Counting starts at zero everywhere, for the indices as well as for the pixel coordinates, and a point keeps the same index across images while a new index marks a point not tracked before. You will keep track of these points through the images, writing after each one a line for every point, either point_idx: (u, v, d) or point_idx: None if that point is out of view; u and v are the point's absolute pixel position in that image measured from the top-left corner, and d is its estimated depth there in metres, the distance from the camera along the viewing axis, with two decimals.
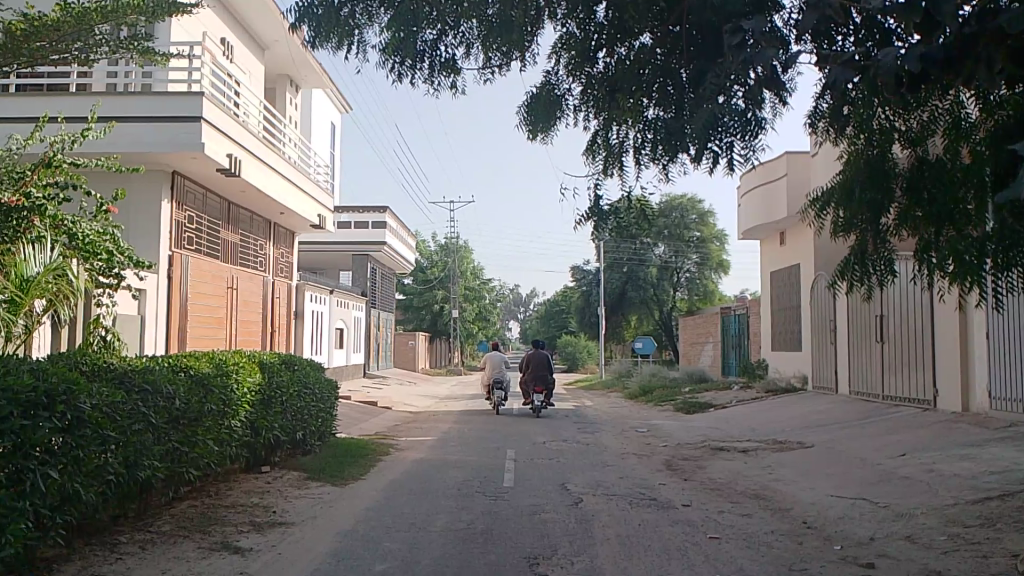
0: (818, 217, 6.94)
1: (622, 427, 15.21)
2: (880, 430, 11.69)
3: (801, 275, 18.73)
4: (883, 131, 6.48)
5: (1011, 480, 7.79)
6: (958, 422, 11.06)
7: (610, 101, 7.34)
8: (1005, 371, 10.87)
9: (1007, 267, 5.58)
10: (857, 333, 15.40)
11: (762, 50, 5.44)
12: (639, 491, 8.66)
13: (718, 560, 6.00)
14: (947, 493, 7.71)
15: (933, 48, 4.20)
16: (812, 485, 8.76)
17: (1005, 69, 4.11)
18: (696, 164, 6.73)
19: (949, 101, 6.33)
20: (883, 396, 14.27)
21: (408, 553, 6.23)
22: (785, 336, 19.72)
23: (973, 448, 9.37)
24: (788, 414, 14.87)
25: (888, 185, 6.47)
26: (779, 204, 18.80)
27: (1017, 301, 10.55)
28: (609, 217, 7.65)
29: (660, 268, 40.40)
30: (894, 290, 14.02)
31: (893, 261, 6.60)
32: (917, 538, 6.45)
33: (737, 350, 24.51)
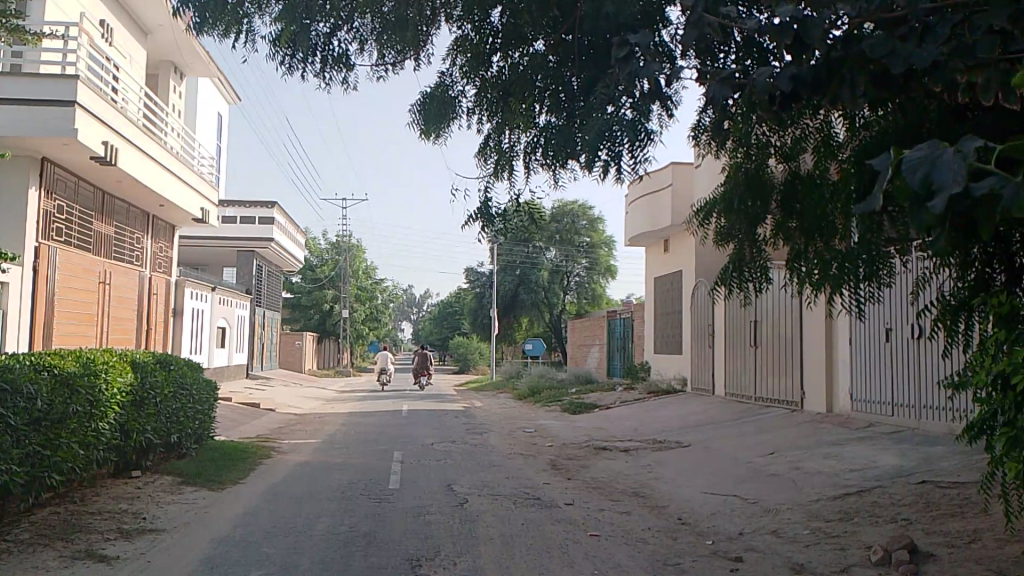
0: (701, 226, 7.27)
1: (510, 428, 15.31)
2: (752, 429, 12.25)
3: (682, 281, 19.46)
4: (759, 147, 6.74)
5: (868, 476, 8.32)
6: (822, 422, 11.74)
7: (503, 105, 7.42)
8: (865, 374, 11.61)
9: (869, 277, 6.02)
10: (733, 338, 16.13)
11: (649, 64, 5.52)
12: (524, 491, 8.75)
13: (597, 557, 6.13)
14: (811, 489, 8.16)
15: (804, 69, 4.32)
16: (688, 483, 9.10)
17: (868, 91, 4.25)
18: (586, 172, 6.83)
19: (819, 120, 6.61)
20: (755, 397, 14.99)
21: (287, 557, 6.09)
22: (666, 340, 20.44)
23: (834, 447, 9.97)
24: (668, 414, 15.39)
25: (765, 197, 6.77)
26: (663, 212, 19.50)
27: (877, 311, 11.31)
28: (499, 221, 7.67)
29: (551, 272, 40.71)
30: (767, 298, 14.77)
31: (767, 268, 6.96)
32: (782, 532, 6.81)
33: (621, 353, 25.22)
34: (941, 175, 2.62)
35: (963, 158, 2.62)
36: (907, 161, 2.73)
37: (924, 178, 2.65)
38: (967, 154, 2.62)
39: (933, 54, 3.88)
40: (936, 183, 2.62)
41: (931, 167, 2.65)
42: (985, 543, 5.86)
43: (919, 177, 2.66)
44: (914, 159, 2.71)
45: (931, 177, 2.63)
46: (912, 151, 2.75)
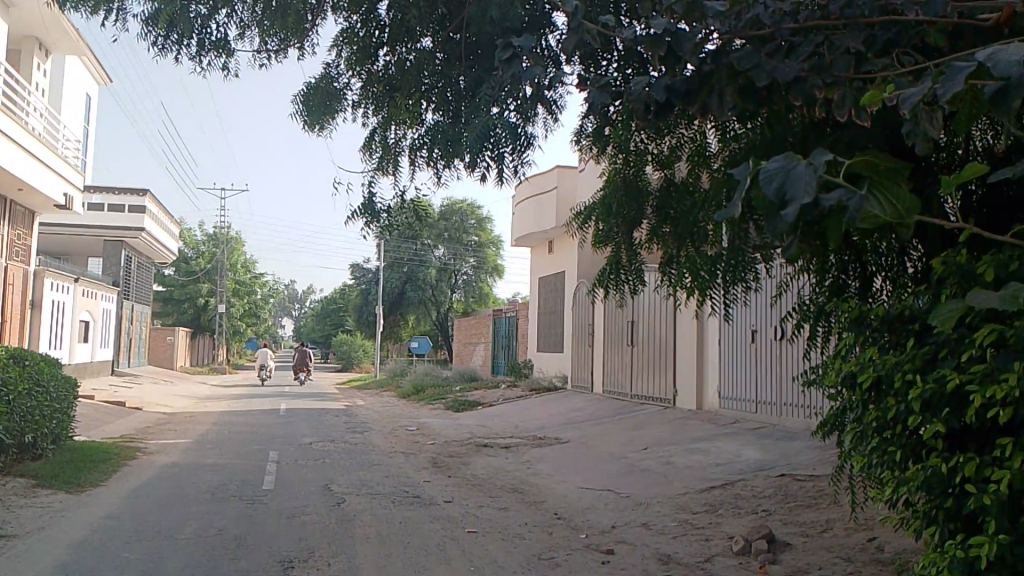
0: (581, 229, 7.45)
1: (391, 426, 15.17)
2: (627, 425, 12.66)
3: (565, 281, 19.86)
4: (637, 154, 6.91)
5: (732, 470, 8.77)
6: (692, 419, 12.29)
7: (389, 99, 7.35)
8: (732, 373, 12.21)
9: (736, 280, 6.30)
10: (611, 337, 16.59)
11: (532, 67, 5.58)
12: (402, 489, 8.71)
13: (473, 554, 6.18)
14: (680, 483, 8.52)
15: (679, 80, 4.39)
16: (564, 479, 9.31)
17: (735, 104, 4.39)
18: (469, 171, 6.84)
19: (694, 130, 6.84)
20: (631, 395, 15.48)
21: (151, 563, 5.82)
22: (548, 338, 20.81)
23: (702, 442, 10.44)
24: (548, 411, 15.68)
25: (641, 203, 6.97)
26: (548, 214, 19.81)
27: (743, 313, 11.92)
28: (383, 216, 7.57)
29: (439, 270, 40.78)
30: (643, 299, 15.29)
31: (643, 272, 7.19)
32: (651, 525, 7.08)
33: (505, 351, 25.47)
34: (795, 187, 2.71)
35: (814, 171, 2.71)
36: (764, 172, 2.82)
37: (779, 189, 2.75)
38: (818, 167, 2.72)
39: (794, 70, 4.13)
40: (790, 194, 2.71)
41: (785, 179, 2.75)
42: (835, 531, 6.29)
43: (774, 187, 2.75)
44: (771, 171, 2.81)
45: (785, 188, 2.72)
46: (769, 163, 2.84)
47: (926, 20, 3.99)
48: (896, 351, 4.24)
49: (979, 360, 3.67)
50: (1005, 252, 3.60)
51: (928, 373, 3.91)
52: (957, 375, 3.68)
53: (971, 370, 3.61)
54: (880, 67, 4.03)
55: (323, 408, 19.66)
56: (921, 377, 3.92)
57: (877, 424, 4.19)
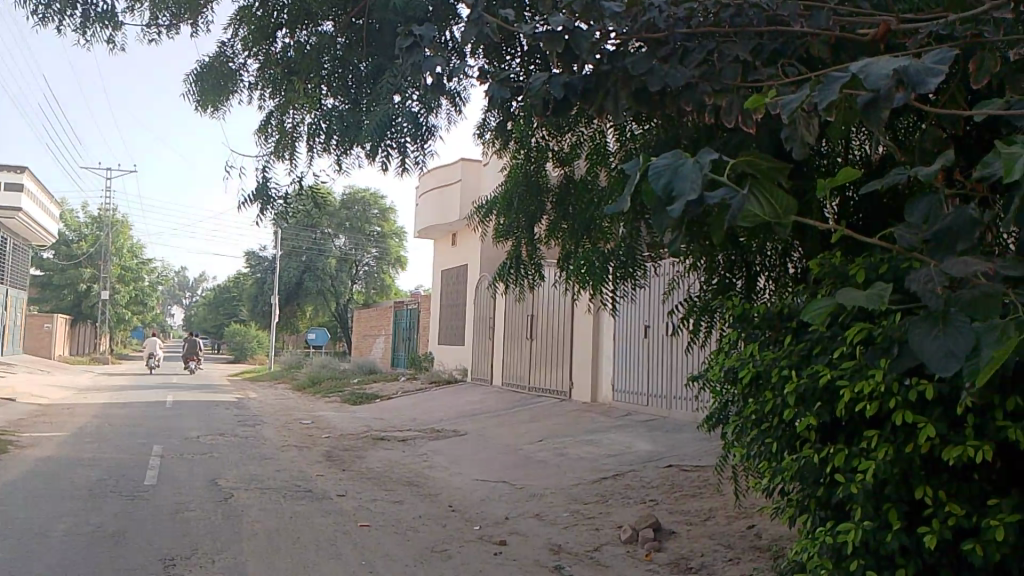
0: (482, 222, 7.45)
1: (285, 419, 14.81)
2: (524, 418, 12.80)
3: (466, 274, 19.88)
4: (537, 150, 6.94)
5: (623, 461, 9.00)
6: (588, 411, 12.55)
7: (287, 82, 7.15)
8: (625, 367, 12.51)
9: (625, 276, 6.45)
10: (511, 330, 16.71)
11: (432, 57, 5.51)
12: (294, 483, 8.52)
13: (365, 548, 6.12)
14: (573, 474, 8.69)
15: (577, 78, 4.44)
16: (460, 471, 9.33)
17: (629, 105, 4.46)
18: (370, 160, 6.72)
19: (593, 129, 6.83)
20: (528, 388, 15.66)
21: (19, 563, 5.48)
22: (449, 331, 20.79)
23: (596, 434, 10.68)
24: (446, 404, 15.66)
25: (541, 198, 7.00)
26: (452, 207, 19.77)
27: (637, 308, 12.23)
28: (279, 202, 7.35)
29: (339, 259, 39.94)
30: (543, 293, 15.47)
31: (541, 266, 7.23)
32: (544, 515, 7.19)
33: (405, 343, 25.28)
34: (681, 184, 2.77)
35: (700, 169, 2.78)
36: (654, 169, 2.89)
37: (666, 185, 2.81)
38: (703, 166, 2.79)
39: (685, 75, 4.25)
40: (677, 191, 2.77)
41: (673, 176, 2.81)
42: (717, 519, 6.55)
43: (662, 184, 2.82)
44: (659, 167, 2.87)
45: (672, 185, 2.79)
46: (658, 160, 2.91)
47: (810, 33, 4.18)
48: (774, 347, 4.44)
49: (850, 357, 3.89)
50: (875, 255, 3.82)
51: (803, 368, 4.12)
52: (828, 371, 3.89)
53: (842, 366, 3.82)
54: (766, 76, 4.20)
55: (214, 400, 18.98)
56: (797, 372, 4.12)
57: (756, 416, 4.38)
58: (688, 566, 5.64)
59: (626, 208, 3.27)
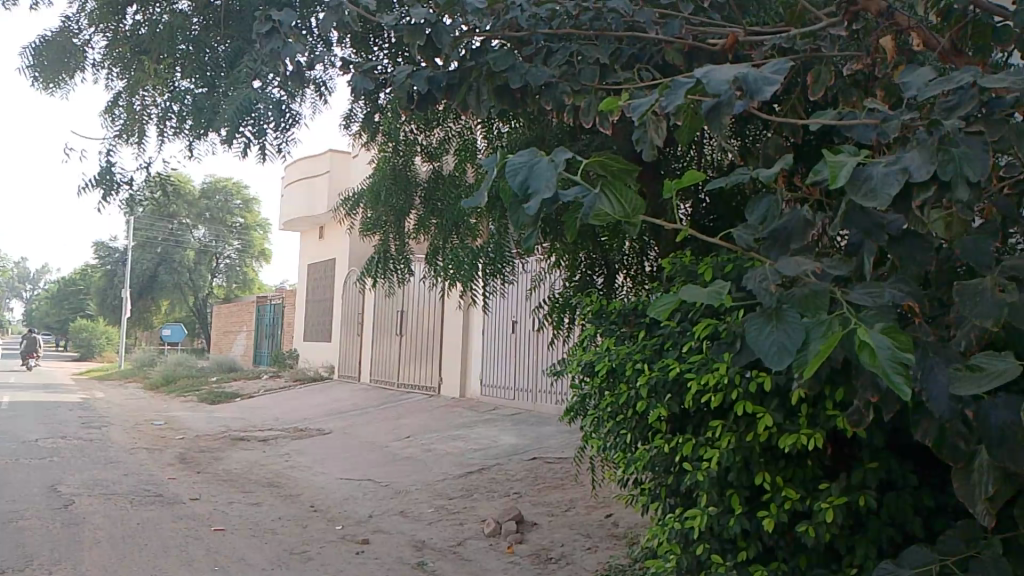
0: (349, 215, 7.26)
1: (136, 420, 13.97)
2: (391, 415, 12.68)
3: (334, 269, 19.45)
4: (406, 145, 6.80)
5: (489, 455, 9.08)
6: (456, 407, 12.58)
7: (137, 62, 6.73)
8: (493, 362, 12.63)
9: (493, 273, 6.44)
10: (379, 326, 16.50)
11: (292, 44, 5.32)
12: (143, 488, 8.05)
13: (219, 553, 5.87)
14: (438, 469, 8.69)
15: (440, 72, 4.42)
16: (323, 470, 9.12)
17: (490, 101, 4.46)
18: (226, 147, 6.42)
19: (462, 124, 6.78)
20: (397, 384, 15.52)
21: None
22: (315, 327, 20.29)
23: (463, 429, 10.71)
24: (311, 402, 15.27)
25: (409, 192, 6.80)
26: (319, 199, 19.26)
27: (506, 305, 12.37)
28: (126, 189, 6.91)
29: (198, 252, 37.81)
30: (412, 289, 15.36)
31: (411, 262, 7.06)
32: (408, 512, 7.14)
33: (269, 340, 24.46)
34: (537, 181, 2.78)
35: (555, 168, 2.80)
36: (511, 166, 2.89)
37: (523, 183, 2.82)
38: (558, 165, 2.82)
39: (545, 75, 4.30)
40: (532, 188, 2.78)
41: (529, 174, 2.83)
42: (577, 509, 6.73)
43: (518, 181, 2.83)
44: (516, 165, 2.89)
45: (529, 183, 2.80)
46: (515, 158, 2.92)
47: (665, 41, 4.32)
48: (630, 342, 4.61)
49: (697, 352, 4.11)
50: (722, 255, 4.04)
51: (655, 361, 4.30)
52: (678, 364, 4.08)
53: (691, 359, 4.03)
54: (623, 80, 4.31)
55: (57, 400, 17.66)
56: (649, 365, 4.29)
57: (612, 409, 4.53)
58: (549, 556, 5.76)
59: (482, 204, 3.27)
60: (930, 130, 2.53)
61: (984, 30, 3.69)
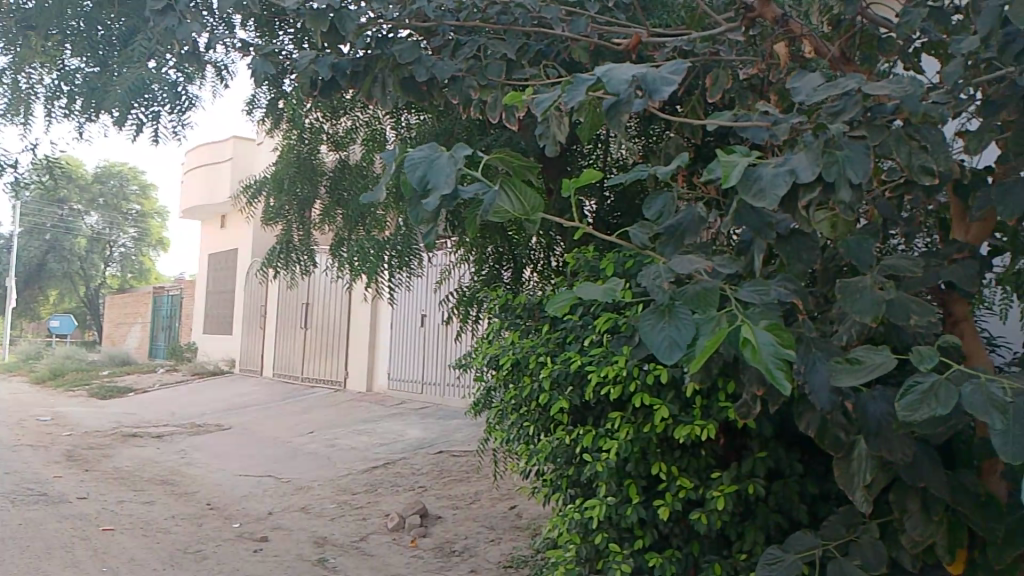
0: (251, 203, 7.05)
1: (18, 417, 13.19)
2: (295, 409, 12.41)
3: (236, 260, 18.86)
4: (312, 133, 6.57)
5: (395, 449, 9.01)
6: (361, 401, 12.43)
7: (21, 36, 6.32)
8: (401, 356, 12.54)
9: (399, 266, 6.32)
10: (283, 319, 16.10)
11: (189, 24, 5.11)
12: (24, 487, 7.61)
13: (107, 554, 5.62)
14: (342, 464, 8.56)
15: (345, 60, 4.34)
16: (222, 466, 8.85)
17: (394, 91, 4.39)
18: (118, 130, 6.13)
19: (368, 113, 6.53)
20: (301, 378, 15.20)
21: None
22: (216, 319, 19.64)
23: (369, 424, 10.59)
24: (210, 396, 14.78)
25: (313, 181, 6.61)
26: (221, 187, 18.64)
27: (414, 298, 12.30)
28: (7, 170, 6.49)
29: (90, 240, 35.43)
30: (318, 281, 15.05)
31: (314, 252, 6.93)
32: (309, 509, 7.00)
33: (166, 332, 23.52)
34: (436, 177, 2.77)
35: (454, 164, 2.80)
36: (409, 161, 2.86)
37: (422, 178, 2.80)
38: (457, 161, 2.82)
39: (451, 69, 4.28)
40: (431, 184, 2.76)
41: (428, 169, 2.81)
42: (481, 502, 6.76)
43: (417, 176, 2.80)
44: (415, 159, 2.86)
45: (428, 178, 2.78)
46: (415, 152, 2.90)
47: (571, 38, 4.37)
48: (533, 335, 4.66)
49: (598, 345, 4.20)
50: (623, 252, 4.15)
51: (558, 355, 4.36)
52: (579, 357, 4.16)
53: (592, 352, 4.11)
54: (529, 75, 4.34)
55: None
56: (552, 358, 4.35)
57: (515, 402, 4.56)
58: (452, 549, 5.76)
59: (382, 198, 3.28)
60: (817, 133, 2.65)
61: (870, 40, 3.89)
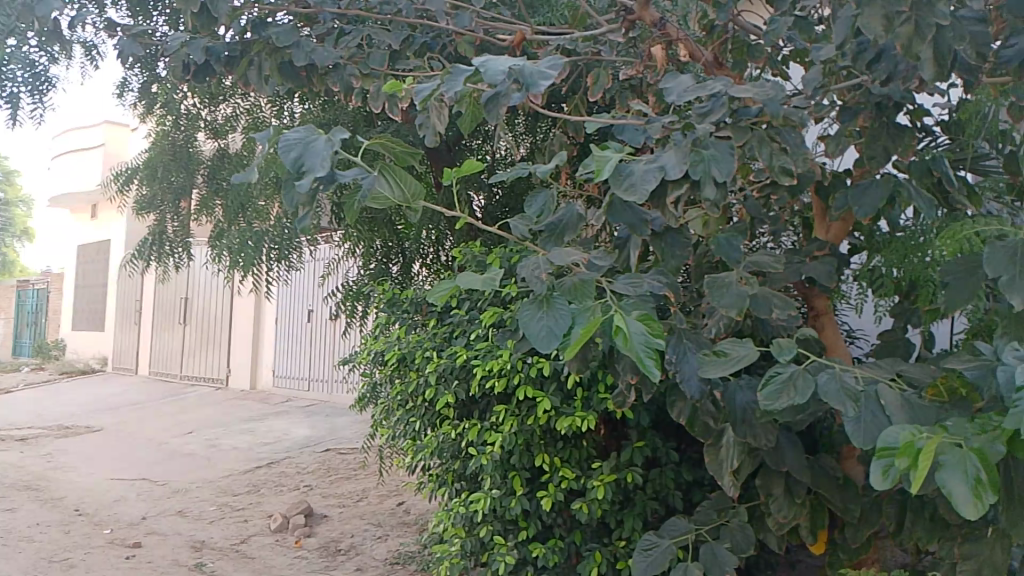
0: (122, 191, 6.67)
1: None
2: (174, 409, 11.90)
3: (109, 252, 17.86)
4: (189, 119, 6.28)
5: (280, 448, 8.78)
6: (245, 399, 12.05)
7: None
8: (286, 353, 12.23)
9: (280, 259, 6.16)
10: (161, 314, 15.38)
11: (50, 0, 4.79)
12: None
13: None
14: (223, 465, 8.28)
15: (220, 44, 4.21)
16: (92, 470, 8.38)
17: (272, 77, 4.27)
18: None
19: (249, 100, 6.32)
20: (180, 376, 14.58)
21: None
22: (87, 315, 18.56)
23: (253, 422, 10.28)
24: (81, 396, 13.96)
25: (190, 170, 6.33)
26: (93, 174, 17.60)
27: (301, 292, 12.01)
28: None
29: None
30: (198, 275, 14.45)
31: (190, 244, 6.64)
32: (187, 512, 6.73)
33: (31, 328, 22.05)
34: (312, 159, 2.69)
35: (331, 147, 2.72)
36: (285, 142, 2.77)
37: (297, 160, 2.71)
38: (336, 144, 2.75)
39: (332, 57, 4.18)
40: (307, 166, 2.68)
41: (304, 151, 2.72)
42: (369, 499, 6.69)
43: (292, 158, 2.71)
44: (291, 141, 2.77)
45: (304, 160, 2.70)
46: (291, 134, 2.81)
47: (456, 31, 4.36)
48: (419, 330, 4.63)
49: (484, 340, 4.22)
50: (509, 247, 4.19)
51: (444, 349, 4.35)
52: (466, 351, 4.16)
53: (477, 347, 4.12)
54: (412, 67, 4.29)
55: None
56: (438, 353, 4.34)
57: (401, 397, 4.52)
58: (337, 548, 5.67)
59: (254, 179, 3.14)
60: (686, 132, 2.75)
61: (740, 46, 4.05)
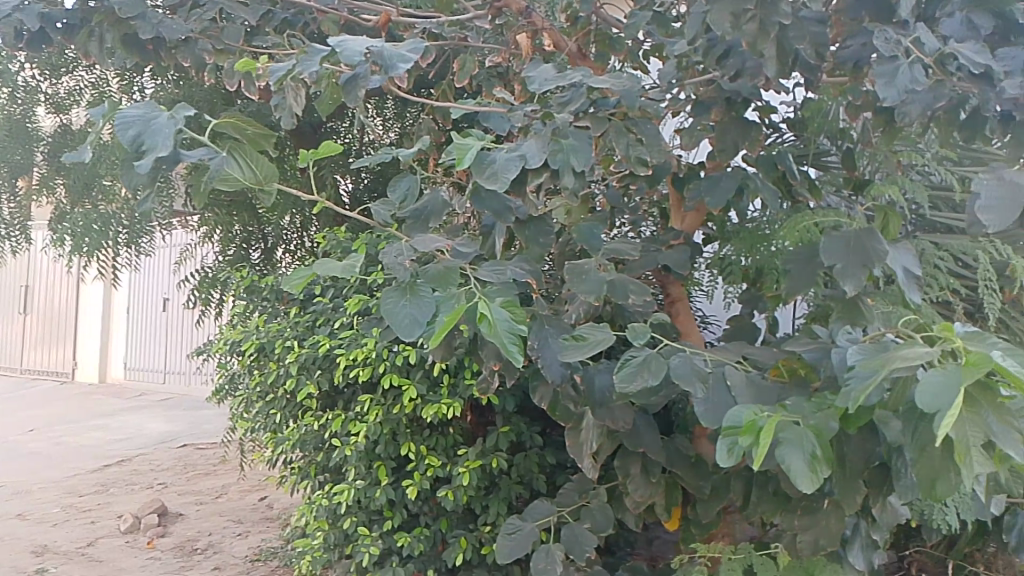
0: None
1: None
2: (13, 406, 11.01)
3: None
4: (25, 91, 5.72)
5: (133, 445, 8.30)
6: (94, 394, 11.32)
7: None
8: (141, 343, 11.64)
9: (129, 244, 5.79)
10: None
11: None
12: None
13: None
14: (70, 464, 7.73)
15: (58, 11, 3.91)
16: None
17: (117, 50, 4.00)
18: None
19: (95, 73, 5.86)
20: (20, 370, 13.49)
21: None
22: None
23: (104, 418, 9.66)
24: None
25: (26, 149, 5.76)
26: None
27: (155, 280, 11.38)
28: None
29: None
30: (39, 260, 13.37)
31: (27, 227, 6.12)
32: (28, 515, 6.25)
33: None
34: (153, 137, 2.51)
35: (175, 125, 2.56)
36: (122, 119, 2.58)
37: (136, 139, 2.53)
38: (179, 122, 2.59)
39: (184, 30, 3.95)
40: (147, 145, 2.50)
41: (144, 129, 2.54)
42: (229, 496, 6.44)
43: (131, 137, 2.53)
44: (129, 118, 2.59)
45: (143, 138, 2.52)
46: (129, 111, 2.62)
47: (319, 10, 4.26)
48: (280, 319, 4.48)
49: (348, 328, 4.12)
50: (375, 233, 4.12)
51: (306, 339, 4.22)
52: (329, 340, 4.05)
53: (342, 336, 4.03)
54: (270, 44, 4.16)
55: None
56: (300, 343, 4.21)
57: (261, 389, 4.37)
58: (194, 547, 5.41)
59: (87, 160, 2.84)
60: (546, 121, 2.79)
61: (604, 39, 4.13)
